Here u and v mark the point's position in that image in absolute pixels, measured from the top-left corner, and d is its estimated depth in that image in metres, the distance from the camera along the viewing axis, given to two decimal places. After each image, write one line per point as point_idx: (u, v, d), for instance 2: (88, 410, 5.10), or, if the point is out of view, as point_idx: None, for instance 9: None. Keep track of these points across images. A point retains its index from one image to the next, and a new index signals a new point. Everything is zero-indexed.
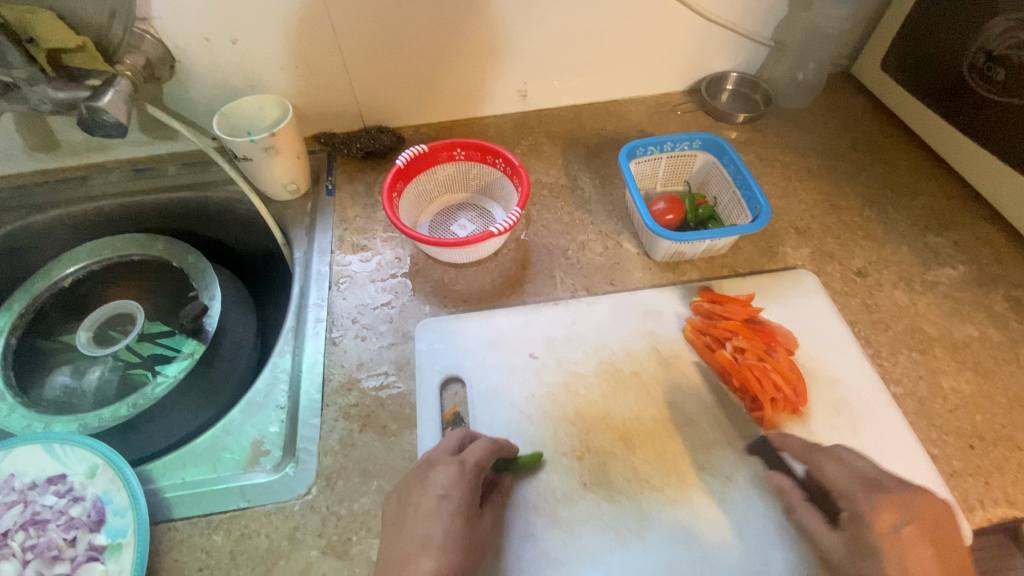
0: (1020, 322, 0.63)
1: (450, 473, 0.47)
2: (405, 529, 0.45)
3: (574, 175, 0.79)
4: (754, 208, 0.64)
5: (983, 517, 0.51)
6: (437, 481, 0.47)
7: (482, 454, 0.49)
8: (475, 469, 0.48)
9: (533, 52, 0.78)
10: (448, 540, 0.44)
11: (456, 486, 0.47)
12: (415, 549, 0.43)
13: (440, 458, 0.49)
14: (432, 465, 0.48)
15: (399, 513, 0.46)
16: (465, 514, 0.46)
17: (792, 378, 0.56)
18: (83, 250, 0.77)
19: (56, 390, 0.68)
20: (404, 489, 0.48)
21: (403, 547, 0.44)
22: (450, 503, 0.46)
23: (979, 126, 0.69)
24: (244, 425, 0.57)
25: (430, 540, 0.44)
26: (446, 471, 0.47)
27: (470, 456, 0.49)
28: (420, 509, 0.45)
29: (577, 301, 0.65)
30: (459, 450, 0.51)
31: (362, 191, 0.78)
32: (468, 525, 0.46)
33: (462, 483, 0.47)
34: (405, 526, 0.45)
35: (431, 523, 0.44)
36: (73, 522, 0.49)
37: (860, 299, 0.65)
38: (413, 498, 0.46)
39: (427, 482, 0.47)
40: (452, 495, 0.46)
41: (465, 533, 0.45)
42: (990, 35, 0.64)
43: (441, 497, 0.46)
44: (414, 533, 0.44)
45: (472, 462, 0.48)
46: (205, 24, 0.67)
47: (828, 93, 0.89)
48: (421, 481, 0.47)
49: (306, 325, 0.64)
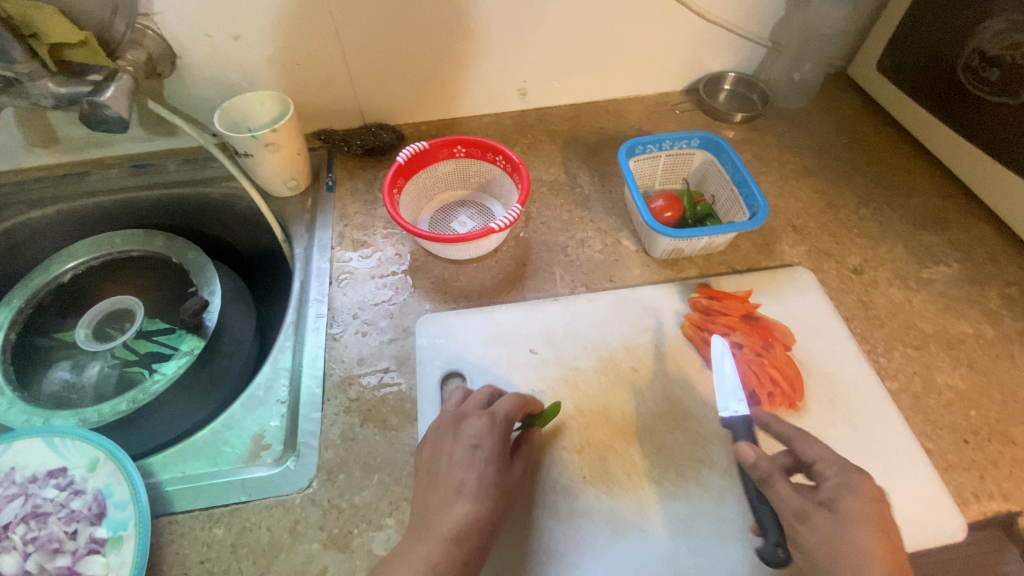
0: (1013, 319, 0.64)
1: (482, 426, 0.49)
2: (441, 475, 0.47)
3: (573, 173, 0.80)
4: (752, 205, 0.65)
5: (977, 510, 0.51)
6: (469, 432, 0.49)
7: (510, 406, 0.51)
8: (505, 420, 0.50)
9: (533, 50, 0.79)
10: (480, 487, 0.47)
11: (487, 435, 0.49)
12: (451, 495, 0.46)
13: (471, 412, 0.51)
14: (464, 417, 0.51)
15: (433, 461, 0.48)
16: (496, 463, 0.48)
17: (789, 373, 0.58)
18: (82, 245, 0.76)
19: (55, 385, 0.68)
20: (436, 438, 0.50)
21: (438, 491, 0.46)
22: (481, 452, 0.48)
23: (973, 126, 0.69)
24: (245, 419, 0.58)
25: (464, 486, 0.46)
26: (478, 422, 0.50)
27: (499, 409, 0.51)
28: (453, 458, 0.48)
29: (576, 297, 0.66)
30: (487, 405, 0.53)
31: (362, 188, 0.79)
32: (500, 473, 0.48)
33: (494, 434, 0.49)
34: (439, 474, 0.47)
35: (466, 470, 0.47)
36: (74, 515, 0.49)
37: (856, 296, 0.66)
38: (445, 448, 0.48)
39: (459, 432, 0.49)
40: (484, 444, 0.48)
41: (497, 479, 0.48)
42: (984, 36, 0.64)
43: (474, 446, 0.48)
44: (449, 479, 0.47)
45: (502, 414, 0.50)
46: (206, 20, 0.67)
47: (824, 94, 0.90)
48: (452, 431, 0.50)
49: (307, 321, 0.64)
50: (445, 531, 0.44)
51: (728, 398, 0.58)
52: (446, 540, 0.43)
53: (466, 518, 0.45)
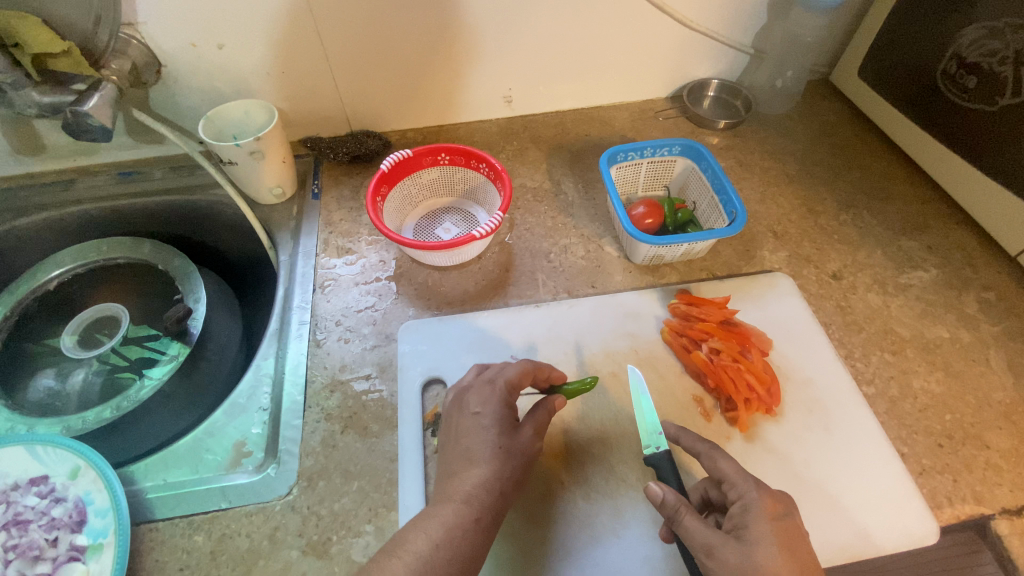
0: (989, 323, 0.65)
1: (482, 395, 0.51)
2: (451, 445, 0.50)
3: (558, 180, 0.81)
4: (731, 212, 0.65)
5: (951, 514, 0.52)
6: (472, 402, 0.51)
7: (513, 372, 0.52)
8: (507, 385, 0.51)
9: (518, 59, 0.80)
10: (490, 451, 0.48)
11: (489, 403, 0.50)
12: (461, 463, 0.48)
13: (474, 382, 0.53)
14: (467, 389, 0.52)
15: (447, 435, 0.51)
16: (499, 426, 0.49)
17: (766, 379, 0.57)
18: (69, 252, 0.77)
19: (40, 393, 0.68)
20: (447, 414, 0.52)
21: (451, 461, 0.49)
22: (484, 418, 0.50)
23: (950, 132, 0.70)
24: (227, 426, 0.58)
25: (472, 453, 0.48)
26: (478, 393, 0.51)
27: (501, 375, 0.52)
28: (462, 427, 0.50)
29: (558, 303, 0.66)
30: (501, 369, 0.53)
31: (348, 195, 0.79)
32: (505, 436, 0.49)
33: (495, 400, 0.50)
34: (450, 446, 0.50)
35: (471, 437, 0.49)
36: (55, 523, 0.50)
37: (835, 301, 0.67)
38: (453, 420, 0.51)
39: (463, 404, 0.51)
40: (485, 411, 0.50)
41: (506, 444, 0.49)
42: (962, 43, 0.65)
43: (477, 414, 0.50)
44: (459, 449, 0.49)
45: (502, 381, 0.51)
46: (189, 28, 0.67)
47: (808, 100, 0.91)
48: (458, 405, 0.52)
49: (290, 328, 0.65)
50: (457, 497, 0.45)
51: (706, 404, 0.58)
52: (459, 504, 0.45)
53: (479, 481, 0.46)
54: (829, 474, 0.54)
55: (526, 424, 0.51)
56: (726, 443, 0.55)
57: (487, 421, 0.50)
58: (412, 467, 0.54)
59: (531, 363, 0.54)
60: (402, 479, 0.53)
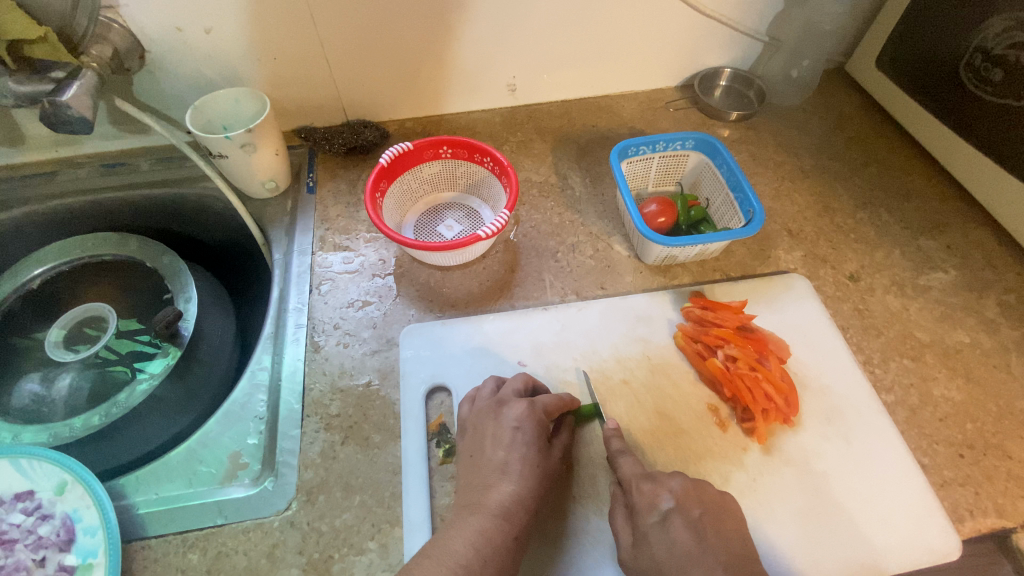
0: (1010, 328, 0.63)
1: (520, 411, 0.50)
2: (485, 456, 0.49)
3: (564, 174, 0.77)
4: (748, 211, 0.63)
5: (972, 527, 0.51)
6: (510, 415, 0.50)
7: (551, 399, 0.52)
8: (545, 409, 0.51)
9: (522, 45, 0.76)
10: (524, 467, 0.48)
11: (527, 419, 0.50)
12: (493, 475, 0.48)
13: (509, 398, 0.52)
14: (503, 403, 0.52)
15: (476, 444, 0.50)
16: (536, 444, 0.50)
17: (784, 389, 0.54)
18: (50, 249, 0.73)
19: (24, 399, 0.65)
20: (477, 424, 0.51)
21: (482, 472, 0.48)
22: (523, 434, 0.49)
23: (971, 127, 0.68)
24: (222, 436, 0.55)
25: (506, 466, 0.48)
26: (517, 406, 0.51)
27: (539, 399, 0.52)
28: (499, 439, 0.49)
29: (566, 306, 0.63)
30: (525, 393, 0.54)
31: (344, 189, 0.76)
32: (542, 456, 0.50)
33: (533, 419, 0.50)
34: (484, 455, 0.49)
35: (510, 450, 0.49)
36: (42, 542, 0.48)
37: (852, 304, 0.64)
38: (487, 431, 0.50)
39: (500, 416, 0.51)
40: (525, 427, 0.50)
41: (539, 461, 0.49)
42: (988, 34, 0.62)
43: (515, 428, 0.50)
44: (493, 461, 0.49)
45: (541, 405, 0.51)
46: (173, 11, 0.63)
47: (823, 90, 0.87)
48: (493, 417, 0.51)
49: (286, 331, 0.62)
50: (494, 508, 0.46)
51: (721, 414, 0.56)
52: (496, 516, 0.45)
53: (502, 500, 0.46)
54: (849, 486, 0.52)
55: (555, 444, 0.52)
56: (742, 455, 0.53)
57: (525, 437, 0.49)
58: (417, 481, 0.52)
59: (560, 394, 0.54)
60: (406, 494, 0.51)
